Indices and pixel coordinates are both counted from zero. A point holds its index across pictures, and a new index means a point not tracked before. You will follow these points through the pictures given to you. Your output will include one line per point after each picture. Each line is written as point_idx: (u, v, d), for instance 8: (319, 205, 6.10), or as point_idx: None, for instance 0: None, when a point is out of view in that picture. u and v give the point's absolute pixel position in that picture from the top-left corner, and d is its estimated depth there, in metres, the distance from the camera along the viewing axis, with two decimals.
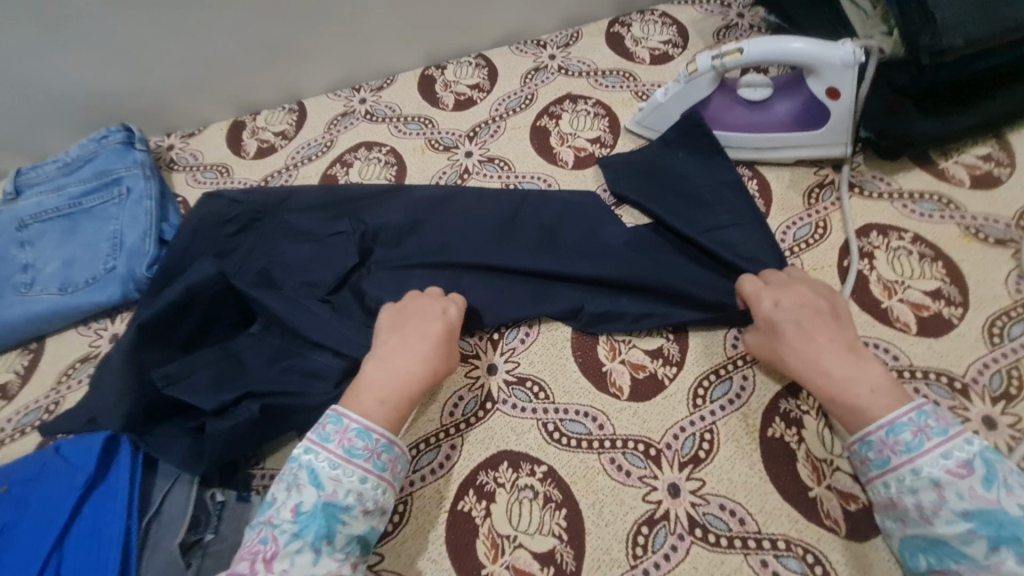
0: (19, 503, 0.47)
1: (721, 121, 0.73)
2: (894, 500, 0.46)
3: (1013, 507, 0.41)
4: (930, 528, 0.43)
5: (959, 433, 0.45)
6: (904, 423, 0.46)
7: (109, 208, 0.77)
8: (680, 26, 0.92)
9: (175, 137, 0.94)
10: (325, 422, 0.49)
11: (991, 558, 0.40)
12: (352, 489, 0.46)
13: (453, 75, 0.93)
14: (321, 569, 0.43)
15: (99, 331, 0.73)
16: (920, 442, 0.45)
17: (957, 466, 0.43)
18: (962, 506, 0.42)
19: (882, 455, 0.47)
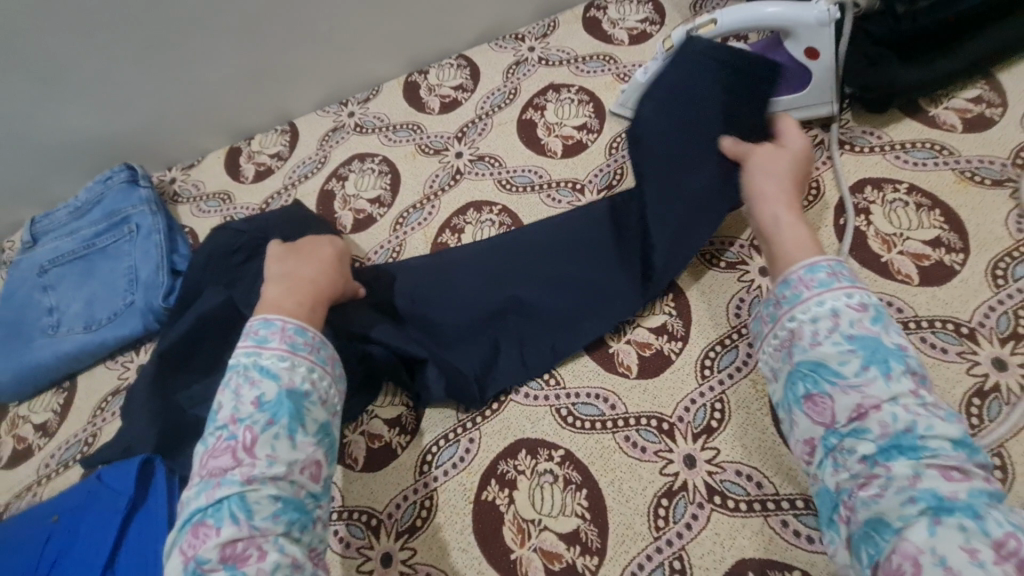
0: (71, 529, 0.52)
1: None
2: (790, 332, 0.44)
3: (893, 342, 0.41)
4: (816, 351, 0.42)
5: (864, 287, 0.44)
6: (823, 265, 0.45)
7: (121, 245, 0.80)
8: (655, 3, 0.92)
9: (176, 170, 0.96)
10: (256, 327, 0.49)
11: (862, 375, 0.40)
12: (306, 378, 0.48)
13: (436, 78, 0.94)
14: (301, 453, 0.46)
15: (126, 364, 0.76)
16: (832, 281, 0.44)
17: (857, 304, 0.43)
18: (851, 332, 0.42)
19: (790, 291, 0.45)
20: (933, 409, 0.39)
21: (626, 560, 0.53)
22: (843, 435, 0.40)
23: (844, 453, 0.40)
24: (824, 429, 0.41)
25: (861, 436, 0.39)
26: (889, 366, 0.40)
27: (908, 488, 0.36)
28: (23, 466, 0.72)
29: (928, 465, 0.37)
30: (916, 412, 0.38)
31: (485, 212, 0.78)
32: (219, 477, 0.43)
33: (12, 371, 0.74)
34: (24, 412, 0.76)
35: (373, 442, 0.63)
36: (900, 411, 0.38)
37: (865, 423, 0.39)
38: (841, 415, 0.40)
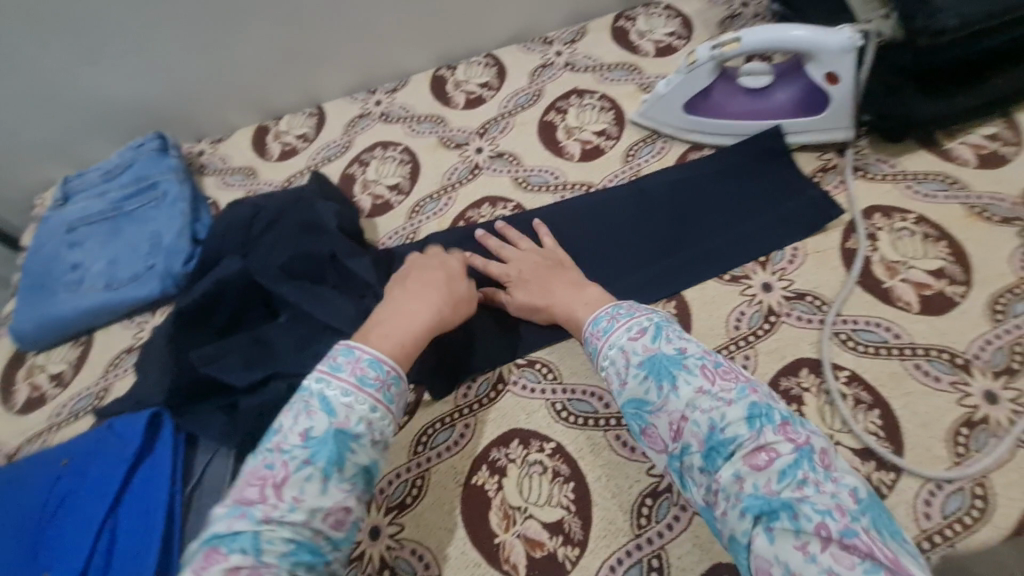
0: (80, 472, 0.53)
1: (724, 109, 0.76)
2: (608, 380, 0.49)
3: (672, 350, 0.47)
4: (628, 391, 0.47)
5: (643, 313, 0.51)
6: (603, 315, 0.53)
7: (148, 210, 0.84)
8: (684, 18, 0.94)
9: (204, 143, 0.99)
10: (336, 354, 0.49)
11: (660, 395, 0.45)
12: (364, 419, 0.46)
13: (464, 74, 0.96)
14: (329, 499, 0.43)
15: (142, 324, 0.78)
16: (611, 324, 0.51)
17: (635, 333, 0.49)
18: (637, 359, 0.47)
19: (593, 345, 0.52)
20: (724, 395, 0.43)
21: (606, 553, 0.54)
22: (678, 457, 0.43)
23: (688, 468, 0.43)
24: (664, 456, 0.45)
25: (688, 452, 0.42)
26: (676, 376, 0.45)
27: (735, 491, 0.39)
28: (35, 413, 0.74)
29: (739, 461, 0.40)
30: (712, 410, 0.42)
31: (499, 207, 0.80)
32: (244, 507, 0.42)
33: (32, 320, 0.77)
34: (41, 362, 0.78)
35: None
36: (700, 415, 0.42)
37: (683, 439, 0.43)
38: (666, 439, 0.44)
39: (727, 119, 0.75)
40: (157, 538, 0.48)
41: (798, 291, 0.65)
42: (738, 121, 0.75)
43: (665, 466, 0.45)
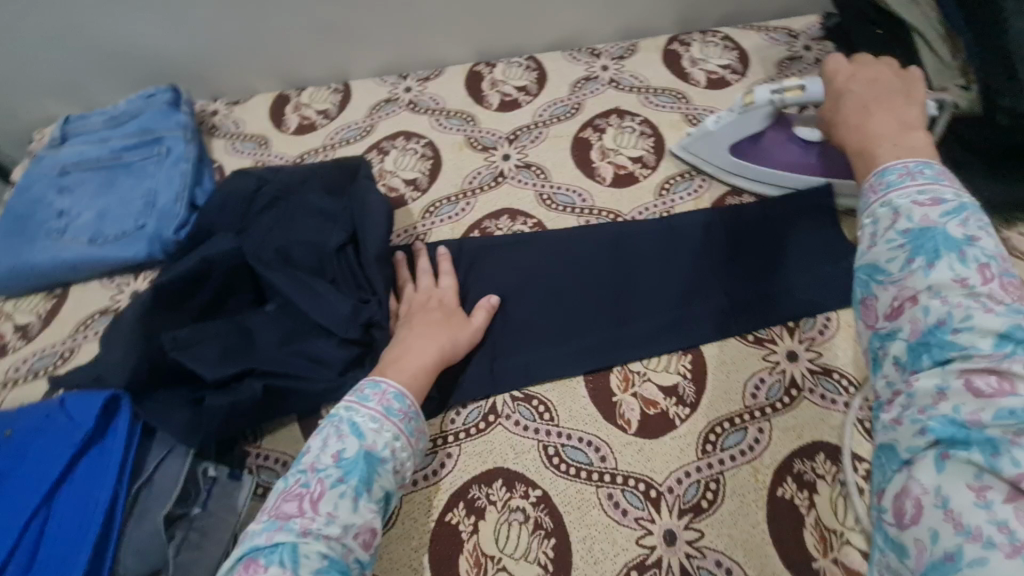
0: (20, 450, 0.48)
1: (765, 155, 0.71)
2: (856, 238, 0.42)
3: (959, 233, 0.37)
4: (868, 255, 0.40)
5: (952, 184, 0.40)
6: (895, 168, 0.42)
7: (148, 166, 0.79)
8: (741, 52, 0.89)
9: (219, 103, 0.93)
10: (362, 387, 0.52)
11: (904, 270, 0.37)
12: (389, 444, 0.49)
13: (502, 74, 0.91)
14: (360, 518, 0.44)
15: (121, 286, 0.73)
16: (903, 181, 0.41)
17: (926, 200, 0.39)
18: (907, 225, 0.38)
19: (866, 200, 0.43)
20: (988, 305, 0.34)
21: None
22: (882, 337, 0.38)
23: (884, 355, 0.37)
24: (868, 331, 0.39)
25: (895, 336, 0.37)
26: (942, 256, 0.36)
27: (926, 408, 0.33)
28: None
29: (956, 371, 0.33)
30: (963, 306, 0.34)
31: (518, 222, 0.75)
32: (281, 522, 0.42)
33: (6, 265, 0.72)
34: (8, 310, 0.73)
35: None
36: (939, 304, 0.35)
37: (898, 322, 0.36)
38: (880, 313, 0.38)
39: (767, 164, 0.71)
40: (89, 542, 0.43)
41: (826, 366, 0.60)
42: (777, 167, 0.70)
43: (866, 341, 0.40)
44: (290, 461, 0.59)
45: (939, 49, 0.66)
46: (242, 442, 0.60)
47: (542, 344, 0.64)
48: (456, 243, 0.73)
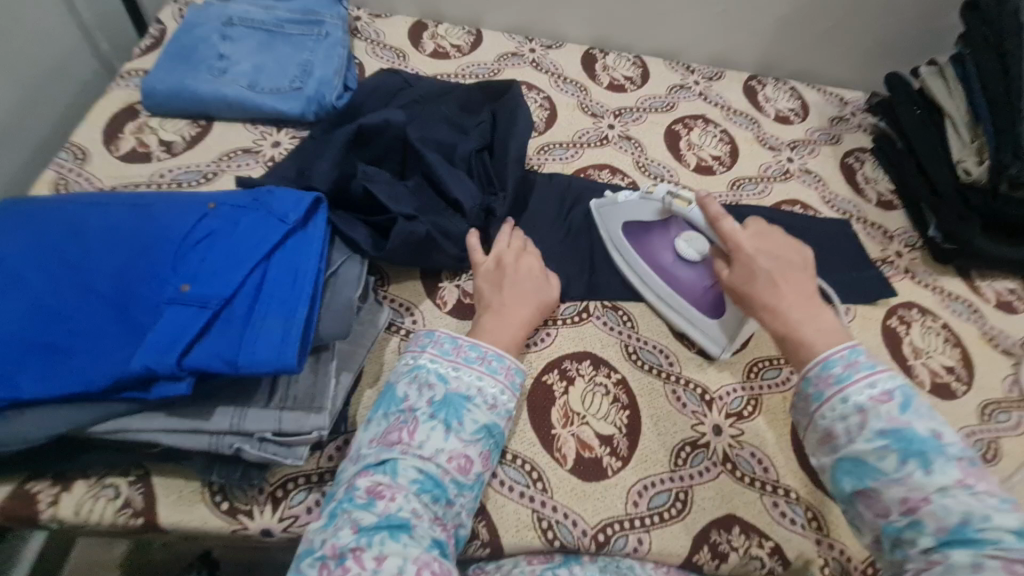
0: (232, 220, 0.55)
1: (652, 256, 0.74)
2: (824, 429, 0.51)
3: (924, 429, 0.48)
4: (853, 450, 0.49)
5: (887, 373, 0.51)
6: (836, 359, 0.53)
7: (307, 41, 0.86)
8: (804, 102, 1.08)
9: (362, 11, 1.02)
10: (443, 341, 0.59)
11: (903, 470, 0.46)
12: (473, 385, 0.56)
13: (612, 62, 1.06)
14: (450, 446, 0.53)
15: (266, 134, 0.81)
16: (849, 374, 0.52)
17: (880, 395, 0.50)
18: (882, 426, 0.48)
19: (814, 388, 0.53)
20: (985, 498, 0.44)
21: (643, 474, 0.62)
22: (898, 528, 0.46)
23: (908, 544, 0.45)
24: (882, 523, 0.47)
25: (919, 528, 0.44)
26: (929, 456, 0.46)
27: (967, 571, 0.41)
28: (136, 167, 0.75)
29: (989, 552, 0.41)
30: (966, 502, 0.44)
31: (617, 177, 0.89)
32: (387, 446, 0.52)
33: (168, 85, 0.78)
34: (153, 125, 0.79)
35: (464, 297, 0.71)
36: (951, 501, 0.44)
37: (919, 515, 0.45)
38: (893, 508, 0.46)
39: (651, 274, 0.74)
40: (307, 295, 0.51)
41: None
42: (648, 288, 0.74)
43: (879, 530, 0.47)
44: (412, 307, 0.69)
45: (963, 133, 0.85)
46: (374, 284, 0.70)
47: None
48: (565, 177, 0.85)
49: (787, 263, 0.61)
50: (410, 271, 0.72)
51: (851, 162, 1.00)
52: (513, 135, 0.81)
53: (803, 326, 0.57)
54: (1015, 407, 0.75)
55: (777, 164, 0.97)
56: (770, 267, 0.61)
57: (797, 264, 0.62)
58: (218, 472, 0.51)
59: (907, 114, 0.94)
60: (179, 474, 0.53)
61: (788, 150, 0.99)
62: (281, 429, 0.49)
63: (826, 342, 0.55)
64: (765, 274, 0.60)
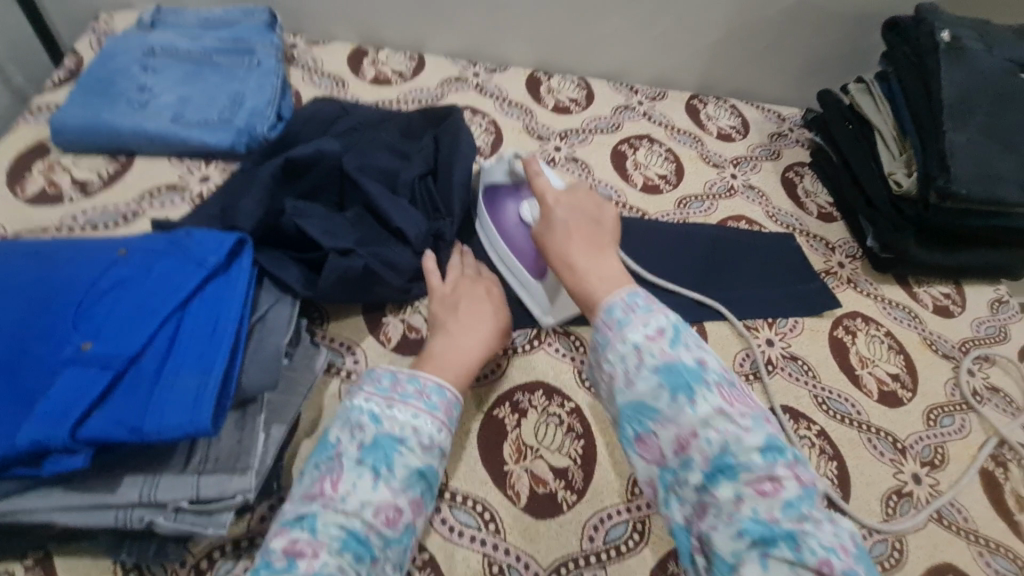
0: (145, 265, 0.51)
1: (500, 216, 0.73)
2: (610, 373, 0.49)
3: (690, 360, 0.47)
4: (632, 392, 0.47)
5: (660, 311, 0.50)
6: (617, 303, 0.51)
7: (237, 70, 0.82)
8: (744, 119, 1.11)
9: (299, 39, 1.00)
10: (379, 377, 0.54)
11: (673, 406, 0.45)
12: (406, 426, 0.51)
13: (556, 84, 1.06)
14: (377, 496, 0.47)
15: (192, 168, 0.76)
16: (628, 317, 0.49)
17: (653, 335, 0.48)
18: (654, 362, 0.47)
19: (601, 336, 0.50)
20: (740, 422, 0.44)
21: (599, 506, 0.60)
22: (674, 470, 0.45)
23: (680, 484, 0.44)
24: (657, 462, 0.46)
25: (688, 466, 0.44)
26: (694, 390, 0.45)
27: (732, 511, 0.41)
28: (47, 208, 0.69)
29: (743, 482, 0.41)
30: (726, 432, 0.43)
31: None
32: (309, 499, 0.47)
33: (83, 120, 0.73)
34: (66, 163, 0.74)
35: (410, 331, 0.68)
36: (713, 434, 0.43)
37: (687, 453, 0.44)
38: (666, 449, 0.45)
39: (497, 236, 0.73)
40: (226, 347, 0.47)
41: (792, 353, 0.78)
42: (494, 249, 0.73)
43: (653, 476, 0.46)
44: (354, 346, 0.65)
45: (891, 146, 0.88)
46: (312, 323, 0.66)
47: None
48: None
49: (586, 217, 0.61)
50: (351, 308, 0.68)
51: (792, 176, 1.03)
52: (457, 159, 0.77)
53: (588, 277, 0.55)
54: (958, 411, 0.77)
55: (722, 181, 0.98)
56: (567, 217, 0.60)
57: (593, 220, 0.61)
58: (130, 549, 0.46)
59: (840, 129, 0.98)
60: (85, 553, 0.47)
61: (732, 166, 1.01)
62: (198, 496, 0.45)
63: (608, 288, 0.53)
64: (562, 224, 0.60)
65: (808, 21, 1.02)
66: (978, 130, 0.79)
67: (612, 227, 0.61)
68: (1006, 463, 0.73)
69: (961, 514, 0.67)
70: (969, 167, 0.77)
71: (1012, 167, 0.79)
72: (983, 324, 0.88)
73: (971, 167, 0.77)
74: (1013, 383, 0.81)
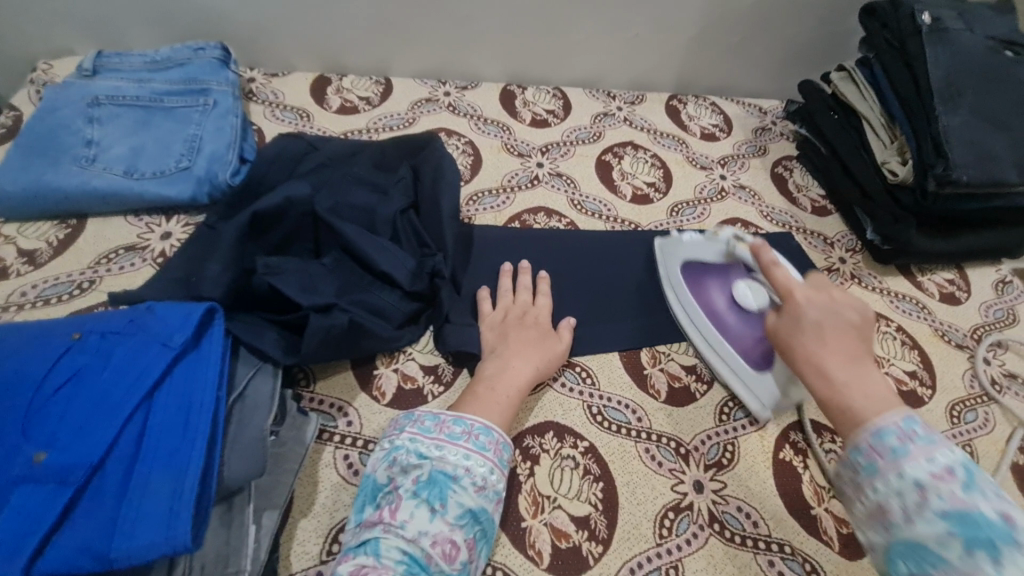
0: (103, 351, 0.45)
1: (707, 301, 0.71)
2: (878, 505, 0.43)
3: (993, 512, 0.38)
4: (912, 532, 0.40)
5: (944, 443, 0.43)
6: (891, 428, 0.44)
7: (191, 113, 0.76)
8: (726, 116, 1.08)
9: (256, 72, 0.95)
10: (423, 419, 0.54)
11: (966, 560, 0.37)
12: (460, 465, 0.50)
13: (532, 97, 1.02)
14: (434, 528, 0.46)
15: (151, 225, 0.71)
16: (906, 448, 0.43)
17: (941, 471, 0.41)
18: (945, 507, 0.39)
19: (863, 459, 0.45)
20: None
21: (627, 555, 0.55)
22: None
23: None
24: None
25: None
26: (999, 547, 0.36)
27: None
28: None
29: None
30: None
31: (554, 219, 0.84)
32: (369, 528, 0.47)
33: (24, 184, 0.67)
34: (10, 233, 0.68)
35: (404, 382, 0.63)
36: None
37: None
38: None
39: (704, 318, 0.71)
40: (203, 440, 0.42)
41: None
42: (706, 340, 0.70)
43: None
44: (346, 406, 0.60)
45: (882, 134, 0.86)
46: (297, 385, 0.61)
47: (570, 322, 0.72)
48: (498, 230, 0.80)
49: (837, 317, 0.55)
50: (338, 363, 0.63)
51: (781, 172, 1.00)
52: (441, 188, 0.71)
53: (849, 391, 0.49)
54: (980, 404, 0.75)
55: (712, 184, 0.95)
56: (819, 316, 0.55)
57: (854, 325, 0.54)
58: None
59: (826, 120, 0.95)
60: None
61: (720, 167, 0.98)
62: None
63: (875, 410, 0.47)
64: (814, 327, 0.54)
65: (782, 11, 1.00)
66: (970, 113, 0.77)
67: (870, 336, 0.55)
68: None
69: None
70: (967, 153, 0.75)
71: (1008, 148, 0.77)
72: (991, 307, 0.87)
73: (968, 152, 0.75)
74: None
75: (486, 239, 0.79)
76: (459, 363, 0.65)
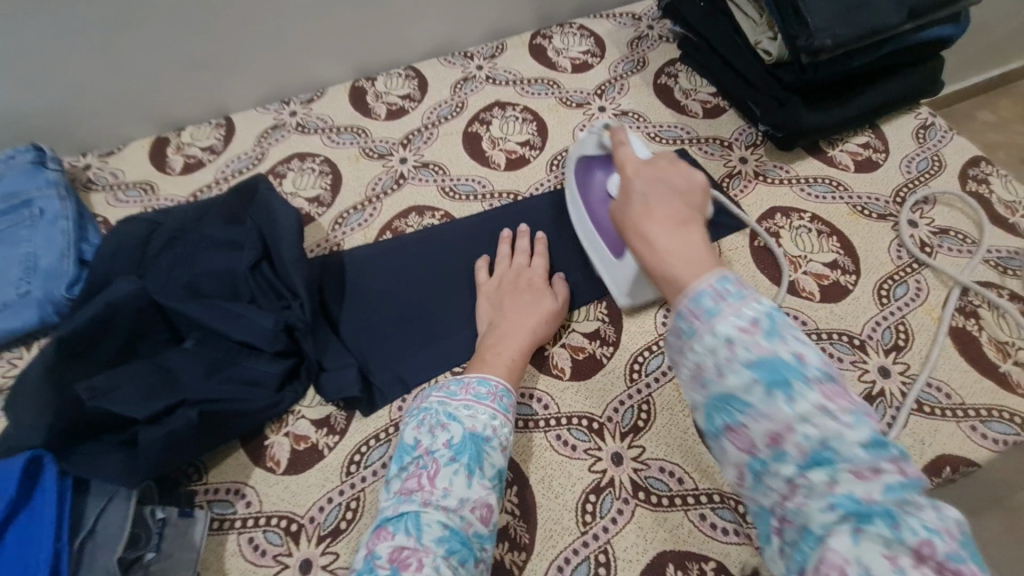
0: None
1: (589, 188, 0.70)
2: (693, 364, 0.38)
3: (792, 352, 0.36)
4: (720, 385, 0.36)
5: (757, 292, 0.38)
6: (706, 290, 0.38)
7: (19, 231, 0.72)
8: (597, 37, 0.99)
9: (91, 157, 0.89)
10: (449, 383, 0.55)
11: (769, 403, 0.35)
12: (489, 424, 0.52)
13: (384, 86, 0.94)
14: (474, 493, 0.48)
15: (14, 361, 0.69)
16: (718, 305, 0.38)
17: (748, 323, 0.37)
18: (748, 356, 0.36)
19: (684, 323, 0.39)
20: (844, 417, 0.34)
21: (553, 554, 0.54)
22: (764, 463, 0.35)
23: (770, 478, 0.35)
24: (744, 459, 0.36)
25: (783, 462, 0.34)
26: (793, 384, 0.35)
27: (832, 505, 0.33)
28: None
29: (847, 476, 0.33)
30: (830, 429, 0.34)
31: (426, 217, 0.79)
32: (405, 497, 0.47)
33: None
34: None
35: (297, 444, 0.61)
36: (813, 430, 0.34)
37: (783, 449, 0.34)
38: (758, 443, 0.35)
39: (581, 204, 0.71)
40: None
41: None
42: (588, 244, 0.71)
43: (737, 467, 0.37)
44: (243, 487, 0.58)
45: (749, 11, 0.75)
46: (187, 482, 0.59)
47: (460, 324, 0.68)
48: (370, 247, 0.75)
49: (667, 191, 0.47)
50: (226, 445, 0.61)
51: (665, 81, 0.92)
52: (282, 232, 0.66)
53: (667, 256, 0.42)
54: (910, 274, 0.70)
55: (590, 120, 0.88)
56: (647, 190, 0.47)
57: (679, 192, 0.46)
58: None
59: (692, 10, 0.85)
60: None
61: (597, 99, 0.90)
62: None
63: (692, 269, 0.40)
64: (640, 201, 0.47)
65: None
66: None
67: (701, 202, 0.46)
68: (976, 311, 0.66)
69: (943, 393, 0.61)
70: (829, 10, 0.66)
71: None
72: (913, 160, 0.80)
73: (831, 9, 0.66)
74: (961, 216, 0.73)
75: (358, 263, 0.74)
76: (350, 407, 0.63)
